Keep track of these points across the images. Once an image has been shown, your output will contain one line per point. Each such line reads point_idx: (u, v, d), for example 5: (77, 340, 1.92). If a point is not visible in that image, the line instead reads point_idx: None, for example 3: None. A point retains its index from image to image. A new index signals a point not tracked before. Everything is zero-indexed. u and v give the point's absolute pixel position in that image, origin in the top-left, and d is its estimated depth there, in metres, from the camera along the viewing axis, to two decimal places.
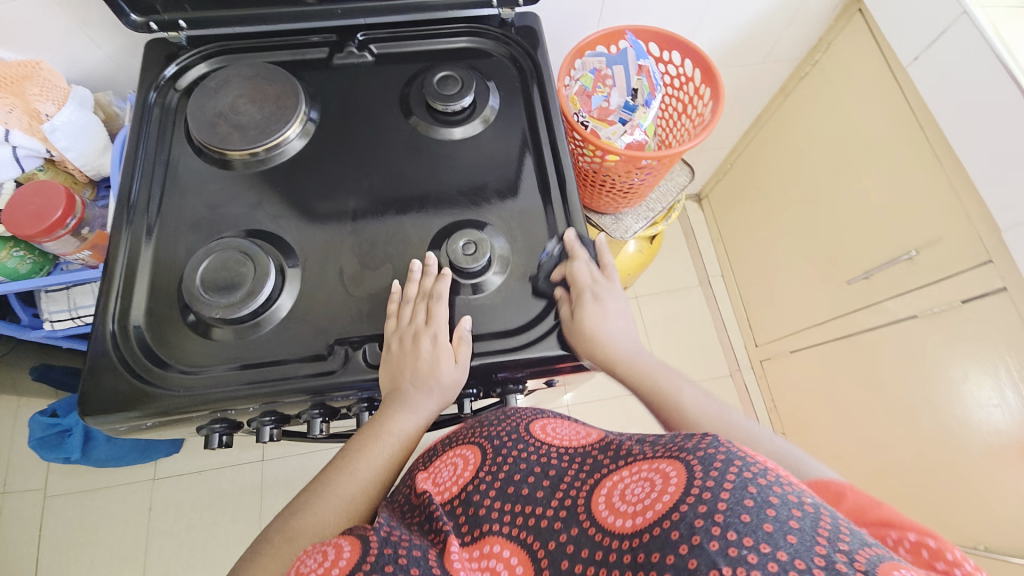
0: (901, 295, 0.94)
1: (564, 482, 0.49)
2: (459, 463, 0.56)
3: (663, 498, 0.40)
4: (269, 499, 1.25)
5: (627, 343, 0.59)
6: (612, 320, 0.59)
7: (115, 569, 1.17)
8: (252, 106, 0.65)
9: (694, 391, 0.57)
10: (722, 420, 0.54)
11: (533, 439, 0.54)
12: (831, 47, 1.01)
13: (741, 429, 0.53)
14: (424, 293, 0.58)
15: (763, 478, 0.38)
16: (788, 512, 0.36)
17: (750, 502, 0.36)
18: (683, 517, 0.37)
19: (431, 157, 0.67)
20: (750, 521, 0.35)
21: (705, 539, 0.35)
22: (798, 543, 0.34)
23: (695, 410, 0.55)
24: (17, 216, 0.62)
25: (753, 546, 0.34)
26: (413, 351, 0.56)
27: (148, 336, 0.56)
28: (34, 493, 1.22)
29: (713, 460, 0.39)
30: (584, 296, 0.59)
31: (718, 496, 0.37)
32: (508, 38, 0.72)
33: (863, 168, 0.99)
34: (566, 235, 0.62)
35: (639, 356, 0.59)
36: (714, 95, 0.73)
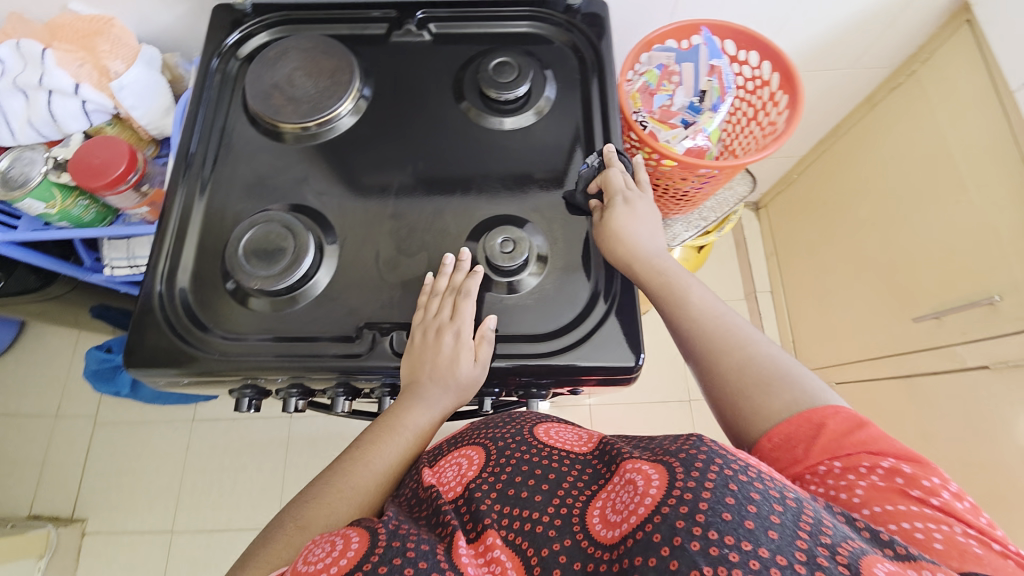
0: (974, 342, 0.86)
1: (564, 483, 0.46)
2: (463, 462, 0.51)
3: (647, 500, 0.39)
4: (294, 455, 1.31)
5: (649, 243, 0.60)
6: (638, 224, 0.59)
7: (152, 498, 1.27)
8: (308, 79, 0.64)
9: (704, 292, 0.58)
10: (724, 323, 0.55)
11: (534, 441, 0.50)
12: (931, 58, 0.92)
13: (741, 334, 0.54)
14: (453, 288, 0.57)
15: (742, 475, 0.38)
16: (769, 507, 0.36)
17: (731, 501, 0.36)
18: (665, 519, 0.37)
19: (479, 145, 0.65)
20: (732, 520, 0.35)
21: (686, 541, 0.35)
22: (779, 538, 0.35)
23: (700, 312, 0.56)
24: (83, 168, 0.65)
25: (735, 545, 0.34)
26: (434, 346, 0.55)
27: (192, 299, 0.58)
28: (86, 420, 1.33)
29: (695, 461, 0.39)
30: (616, 200, 0.60)
31: (700, 496, 0.37)
32: (573, 25, 0.69)
33: (948, 195, 0.90)
34: (606, 149, 0.62)
35: (659, 257, 0.59)
36: (791, 104, 0.67)
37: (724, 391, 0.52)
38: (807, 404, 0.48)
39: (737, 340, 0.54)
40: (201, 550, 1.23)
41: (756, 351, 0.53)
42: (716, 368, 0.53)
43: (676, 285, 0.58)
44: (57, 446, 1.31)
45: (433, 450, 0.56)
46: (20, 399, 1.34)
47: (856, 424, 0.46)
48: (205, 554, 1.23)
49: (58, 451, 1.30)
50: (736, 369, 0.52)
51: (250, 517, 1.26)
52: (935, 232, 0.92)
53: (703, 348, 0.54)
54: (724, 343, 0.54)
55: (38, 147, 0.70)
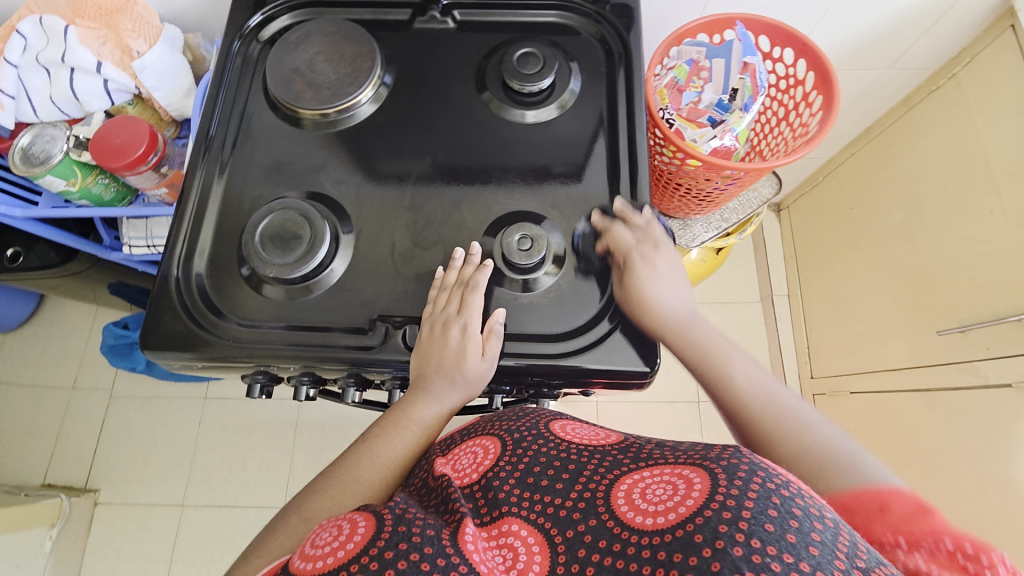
0: (1000, 358, 0.83)
1: (583, 475, 0.46)
2: (478, 452, 0.52)
3: (687, 501, 0.38)
4: (302, 437, 1.33)
5: (680, 310, 0.56)
6: (661, 285, 0.56)
7: (164, 472, 1.30)
8: (329, 65, 0.63)
9: (751, 367, 0.52)
10: (769, 395, 0.50)
11: (551, 435, 0.51)
12: (973, 61, 0.88)
13: (792, 415, 0.48)
14: (461, 282, 0.56)
15: (787, 490, 0.37)
16: (811, 524, 0.35)
17: (774, 512, 0.35)
18: (707, 522, 0.36)
19: (499, 138, 0.63)
20: (775, 531, 0.34)
21: (729, 545, 0.34)
22: (820, 555, 0.34)
23: (744, 390, 0.51)
24: (104, 148, 0.65)
25: (778, 556, 0.33)
26: (441, 340, 0.54)
27: (207, 284, 0.58)
28: (102, 393, 1.35)
29: (737, 470, 0.38)
30: (631, 258, 0.56)
31: (743, 504, 0.36)
32: (601, 16, 0.66)
33: (983, 205, 0.87)
34: (594, 214, 0.59)
35: (692, 326, 0.55)
36: (825, 105, 0.65)
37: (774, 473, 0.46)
38: (868, 483, 0.42)
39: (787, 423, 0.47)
40: (210, 525, 1.26)
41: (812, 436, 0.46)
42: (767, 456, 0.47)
43: (715, 359, 0.53)
44: (74, 417, 1.34)
45: (445, 442, 0.56)
46: (39, 369, 1.37)
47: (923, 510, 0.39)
48: (213, 529, 1.25)
49: (74, 421, 1.34)
50: (789, 457, 0.45)
51: (258, 495, 1.28)
52: (965, 243, 0.89)
53: (749, 431, 0.49)
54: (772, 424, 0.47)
55: (59, 125, 0.70)
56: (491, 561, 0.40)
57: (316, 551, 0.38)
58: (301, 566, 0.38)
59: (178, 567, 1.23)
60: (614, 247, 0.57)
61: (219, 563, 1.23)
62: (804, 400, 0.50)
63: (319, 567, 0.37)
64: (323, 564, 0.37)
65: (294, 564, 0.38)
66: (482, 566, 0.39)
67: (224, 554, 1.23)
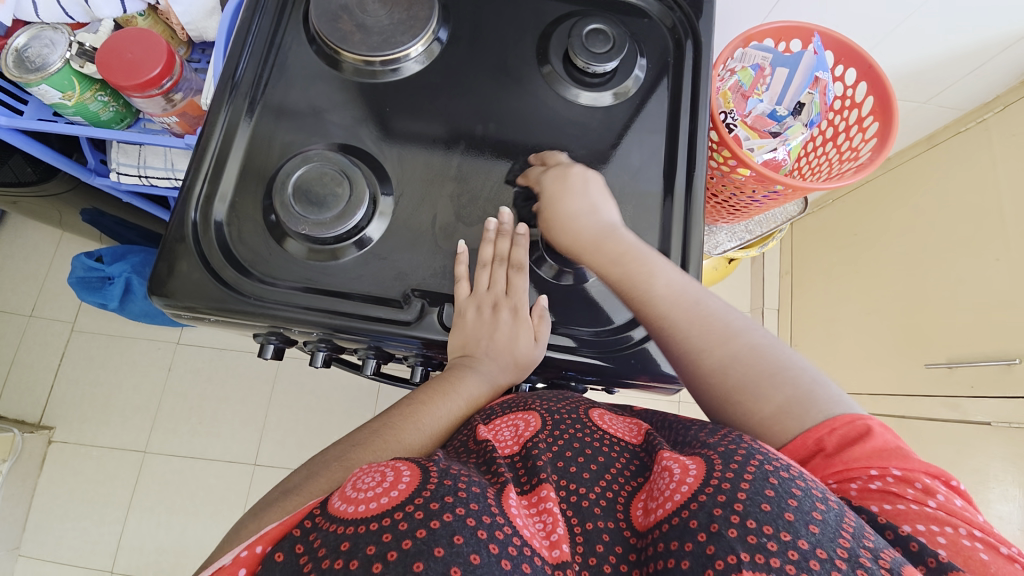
0: (982, 398, 0.89)
1: (611, 470, 0.43)
2: (520, 424, 0.47)
3: (682, 488, 0.38)
4: (279, 394, 1.28)
5: (597, 223, 0.55)
6: (573, 195, 0.55)
7: (128, 415, 1.23)
8: (382, 8, 0.58)
9: (673, 274, 0.53)
10: (699, 313, 0.51)
11: (590, 422, 0.47)
12: (1006, 109, 0.91)
13: (721, 324, 0.51)
14: (501, 259, 0.55)
15: (785, 472, 0.37)
16: (812, 504, 0.35)
17: (770, 493, 0.35)
18: (702, 506, 0.36)
19: (553, 116, 0.60)
20: (771, 511, 0.34)
21: (724, 527, 0.34)
22: (820, 533, 0.34)
23: (671, 306, 0.52)
24: (113, 62, 0.58)
25: (774, 535, 0.33)
26: (490, 322, 0.54)
27: (228, 232, 0.53)
28: (63, 325, 1.26)
29: (734, 455, 0.39)
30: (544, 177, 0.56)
31: (738, 487, 0.36)
32: (676, 3, 0.63)
33: (989, 251, 0.91)
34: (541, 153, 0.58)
35: (612, 239, 0.54)
36: (881, 135, 0.65)
37: (710, 392, 0.49)
38: (799, 398, 0.45)
39: (715, 334, 0.50)
40: (175, 474, 1.21)
41: (740, 343, 0.49)
42: (698, 374, 0.50)
43: (639, 273, 0.53)
44: (30, 347, 1.24)
45: (485, 410, 0.51)
46: None
47: (854, 437, 0.42)
48: (176, 479, 1.21)
49: (30, 352, 1.24)
50: (719, 369, 0.49)
51: (227, 449, 1.24)
52: (965, 283, 0.94)
53: (679, 348, 0.51)
54: (700, 338, 0.50)
55: (61, 28, 0.62)
56: (532, 527, 0.37)
57: (359, 495, 0.37)
58: (342, 507, 0.37)
59: (137, 514, 1.18)
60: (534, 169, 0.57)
61: (181, 514, 1.19)
62: (724, 304, 0.53)
63: (362, 510, 0.36)
64: (367, 508, 0.36)
65: (334, 504, 0.37)
66: (528, 533, 0.36)
67: (188, 505, 1.19)
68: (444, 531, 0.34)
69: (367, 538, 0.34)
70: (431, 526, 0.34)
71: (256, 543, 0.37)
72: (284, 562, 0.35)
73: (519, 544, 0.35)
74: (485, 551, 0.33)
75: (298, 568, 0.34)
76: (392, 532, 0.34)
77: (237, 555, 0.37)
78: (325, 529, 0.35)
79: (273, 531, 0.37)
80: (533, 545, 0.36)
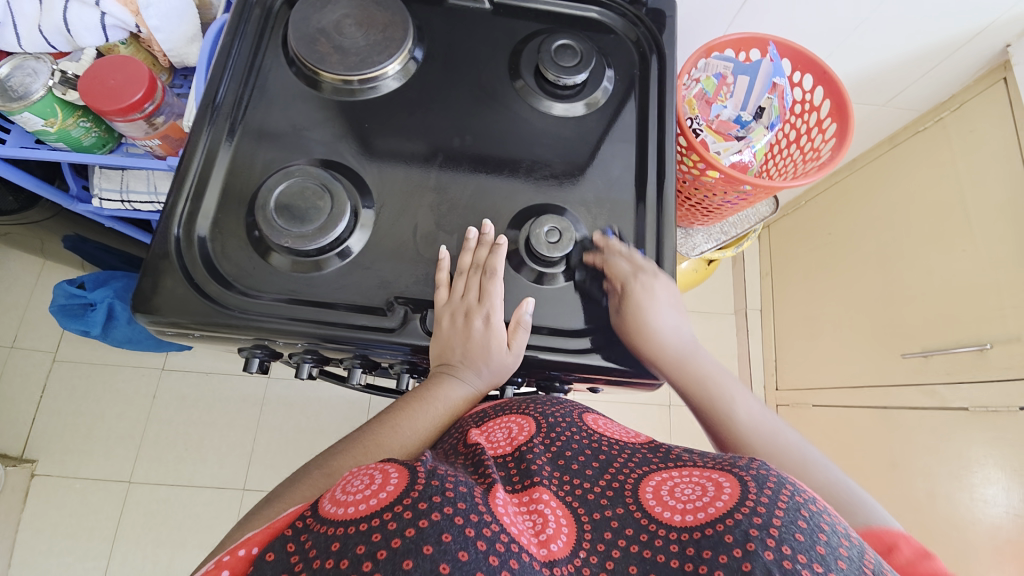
0: (957, 384, 0.92)
1: (613, 465, 0.45)
2: (513, 427, 0.48)
3: (717, 503, 0.38)
4: (268, 416, 1.26)
5: (680, 340, 0.57)
6: (659, 310, 0.56)
7: (112, 444, 1.21)
8: (358, 30, 0.60)
9: (751, 403, 0.54)
10: (777, 442, 0.50)
11: (584, 426, 0.49)
12: (961, 107, 0.96)
13: (789, 446, 0.50)
14: (478, 266, 0.55)
15: (814, 505, 0.37)
16: (837, 539, 0.35)
17: (803, 524, 0.35)
18: (737, 524, 0.35)
19: (526, 126, 0.62)
20: (804, 541, 0.34)
21: (760, 548, 0.34)
22: (848, 569, 0.33)
23: (751, 432, 0.51)
24: (96, 89, 0.60)
25: (807, 564, 0.33)
26: (463, 330, 0.54)
27: (211, 248, 0.54)
28: (44, 355, 1.24)
29: (767, 480, 0.38)
30: (622, 290, 0.56)
31: (773, 512, 0.36)
32: (639, 18, 0.67)
33: (955, 242, 0.95)
34: (484, 228, 0.57)
35: (693, 360, 0.56)
36: (839, 134, 0.69)
37: None
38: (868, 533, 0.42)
39: (792, 464, 0.48)
40: (161, 503, 1.18)
41: (816, 478, 0.47)
42: None
43: (720, 396, 0.54)
44: (9, 379, 1.22)
45: (478, 412, 0.52)
46: None
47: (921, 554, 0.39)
48: (163, 508, 1.18)
49: (10, 384, 1.22)
50: None
51: (216, 475, 1.21)
52: (934, 275, 0.98)
53: None
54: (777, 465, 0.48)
55: (44, 58, 0.63)
56: (521, 525, 0.38)
57: (348, 498, 0.38)
58: (332, 510, 0.37)
59: (122, 546, 1.15)
60: (609, 271, 0.57)
61: (169, 544, 1.16)
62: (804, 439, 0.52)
63: (352, 512, 0.36)
64: (356, 510, 0.36)
65: (324, 507, 0.38)
66: (516, 531, 0.37)
67: (175, 534, 1.17)
68: (432, 530, 0.34)
69: (357, 538, 0.34)
70: (420, 525, 0.34)
71: (242, 547, 0.37)
72: (274, 561, 0.35)
73: (507, 541, 0.35)
74: (473, 548, 0.34)
75: (289, 566, 0.34)
76: (381, 532, 0.34)
77: (225, 558, 0.37)
78: (316, 531, 0.36)
79: (261, 534, 0.37)
80: (521, 543, 0.36)
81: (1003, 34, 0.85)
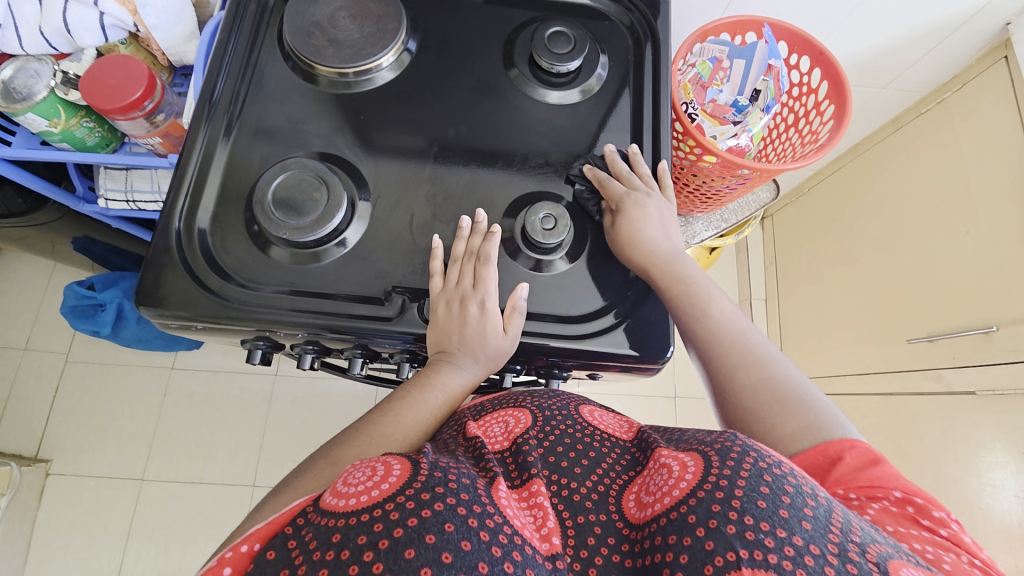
0: (963, 367, 0.91)
1: (601, 465, 0.45)
2: (509, 421, 0.49)
3: (681, 484, 0.38)
4: (275, 413, 1.28)
5: (667, 245, 0.58)
6: (650, 223, 0.58)
7: (124, 442, 1.23)
8: (352, 23, 0.60)
9: (726, 305, 0.55)
10: (744, 339, 0.52)
11: (581, 418, 0.49)
12: (964, 87, 0.94)
13: (759, 350, 0.52)
14: (472, 254, 0.56)
15: (777, 468, 0.36)
16: (803, 500, 0.35)
17: (766, 489, 0.35)
18: (700, 502, 0.36)
19: (521, 115, 0.62)
20: (767, 507, 0.34)
21: (722, 523, 0.34)
22: (813, 530, 0.33)
23: (722, 328, 0.53)
24: (96, 89, 0.61)
25: (770, 532, 0.33)
26: (459, 317, 0.54)
27: (211, 242, 0.55)
28: (56, 356, 1.27)
29: (729, 451, 0.38)
30: (618, 204, 0.58)
31: (735, 483, 0.36)
32: (633, 4, 0.66)
33: (959, 224, 0.94)
34: (476, 216, 0.57)
35: (677, 263, 0.57)
36: (837, 115, 0.68)
37: (736, 406, 0.49)
38: (818, 425, 0.45)
39: (756, 359, 0.51)
40: (172, 499, 1.20)
41: (775, 370, 0.49)
42: (730, 388, 0.50)
43: (698, 294, 0.55)
44: (24, 380, 1.25)
45: (476, 406, 0.54)
46: None
47: (872, 460, 0.43)
48: (175, 504, 1.20)
49: (25, 385, 1.24)
50: (751, 387, 0.49)
51: (225, 471, 1.23)
52: (939, 258, 0.96)
53: (716, 364, 0.52)
54: (742, 360, 0.51)
55: (46, 59, 0.65)
56: (524, 518, 0.38)
57: (348, 490, 0.38)
58: (333, 502, 0.37)
59: (136, 542, 1.17)
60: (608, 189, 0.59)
61: (181, 539, 1.18)
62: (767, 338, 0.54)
63: (352, 503, 0.37)
64: (356, 502, 0.37)
65: (324, 501, 0.38)
66: (518, 524, 0.37)
67: (187, 529, 1.19)
68: (435, 520, 0.35)
69: (357, 529, 0.35)
70: (421, 515, 0.35)
71: (244, 543, 0.38)
72: (274, 559, 0.35)
73: (510, 533, 0.36)
74: (476, 538, 0.34)
75: (289, 561, 0.35)
76: (382, 522, 0.34)
77: (229, 553, 0.37)
78: (316, 523, 0.36)
79: (263, 530, 0.38)
80: (524, 535, 0.37)
81: (1004, 12, 0.83)
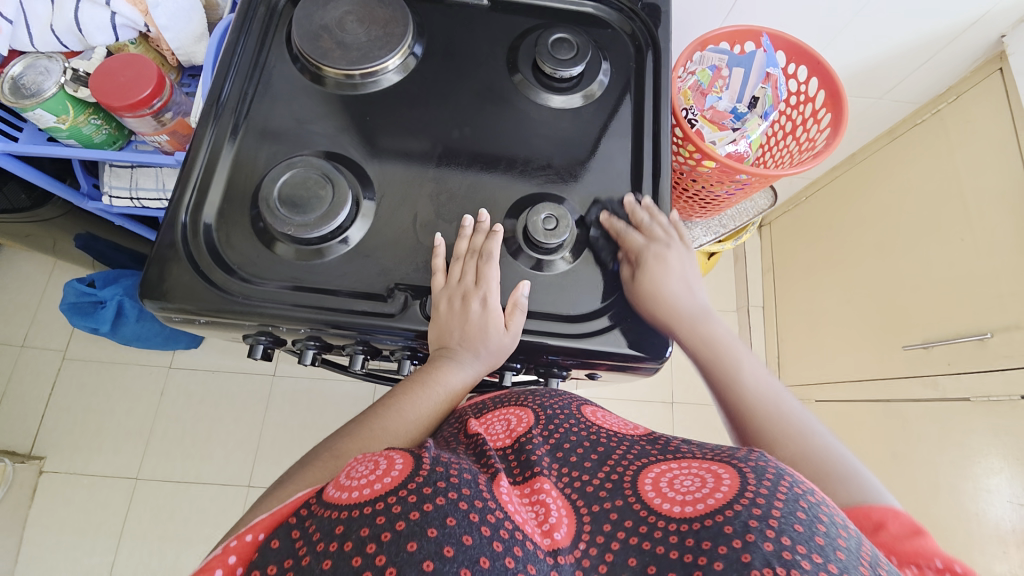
0: (957, 374, 0.91)
1: (612, 457, 0.45)
2: (511, 419, 0.50)
3: (716, 494, 0.37)
4: (273, 413, 1.28)
5: (693, 304, 0.59)
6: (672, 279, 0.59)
7: (119, 440, 1.22)
8: (360, 27, 0.62)
9: (758, 373, 0.54)
10: (780, 407, 0.50)
11: (583, 418, 0.49)
12: (959, 98, 0.96)
13: (796, 421, 0.49)
14: (474, 252, 0.57)
15: (812, 496, 0.36)
16: (836, 531, 0.34)
17: (803, 515, 0.34)
18: (736, 515, 0.35)
19: (524, 118, 0.64)
20: (804, 531, 0.33)
21: (759, 539, 0.33)
22: (846, 560, 0.32)
23: (754, 395, 0.52)
24: (106, 86, 0.61)
25: (806, 554, 0.32)
26: (461, 313, 0.55)
27: (216, 237, 0.56)
28: (54, 353, 1.26)
29: (765, 472, 0.37)
30: (639, 258, 0.58)
31: (773, 503, 0.35)
32: (634, 12, 0.68)
33: (953, 232, 0.95)
34: (481, 215, 0.58)
35: (704, 325, 0.58)
36: (834, 123, 0.70)
37: None
38: (860, 500, 0.42)
39: (792, 430, 0.48)
40: (167, 498, 1.20)
41: (814, 443, 0.47)
42: None
43: (726, 359, 0.56)
44: (21, 377, 1.24)
45: (476, 404, 0.55)
46: None
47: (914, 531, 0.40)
48: (169, 503, 1.19)
49: (22, 382, 1.24)
50: (789, 462, 0.46)
51: (221, 471, 1.23)
52: (934, 266, 0.98)
53: (751, 433, 0.50)
54: (776, 430, 0.48)
55: (56, 57, 0.65)
56: (525, 514, 0.39)
57: (351, 482, 0.38)
58: (336, 494, 0.38)
59: (129, 541, 1.16)
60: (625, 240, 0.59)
61: (174, 539, 1.17)
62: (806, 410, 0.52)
63: (355, 496, 0.37)
64: (359, 495, 0.37)
65: (327, 493, 0.38)
66: (519, 520, 0.37)
67: (181, 529, 1.18)
68: (437, 514, 0.35)
69: (360, 521, 0.35)
70: (424, 509, 0.35)
71: (248, 532, 0.38)
72: (279, 548, 0.36)
73: (511, 528, 0.36)
74: (477, 534, 0.35)
75: (293, 552, 0.35)
76: (385, 515, 0.35)
77: (231, 543, 0.38)
78: (320, 515, 0.37)
79: (267, 520, 0.39)
80: (526, 531, 0.37)
81: (997, 26, 0.85)
